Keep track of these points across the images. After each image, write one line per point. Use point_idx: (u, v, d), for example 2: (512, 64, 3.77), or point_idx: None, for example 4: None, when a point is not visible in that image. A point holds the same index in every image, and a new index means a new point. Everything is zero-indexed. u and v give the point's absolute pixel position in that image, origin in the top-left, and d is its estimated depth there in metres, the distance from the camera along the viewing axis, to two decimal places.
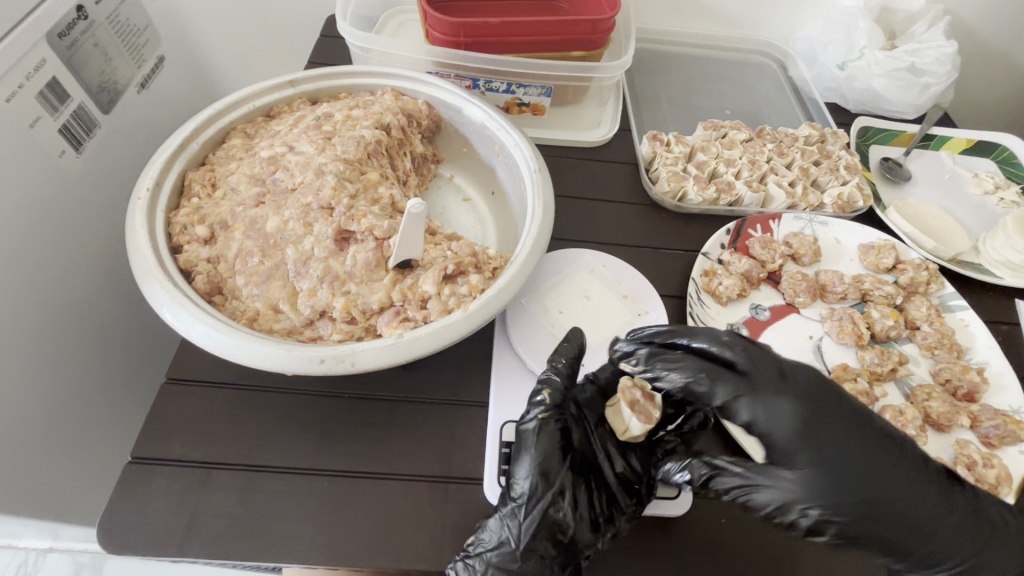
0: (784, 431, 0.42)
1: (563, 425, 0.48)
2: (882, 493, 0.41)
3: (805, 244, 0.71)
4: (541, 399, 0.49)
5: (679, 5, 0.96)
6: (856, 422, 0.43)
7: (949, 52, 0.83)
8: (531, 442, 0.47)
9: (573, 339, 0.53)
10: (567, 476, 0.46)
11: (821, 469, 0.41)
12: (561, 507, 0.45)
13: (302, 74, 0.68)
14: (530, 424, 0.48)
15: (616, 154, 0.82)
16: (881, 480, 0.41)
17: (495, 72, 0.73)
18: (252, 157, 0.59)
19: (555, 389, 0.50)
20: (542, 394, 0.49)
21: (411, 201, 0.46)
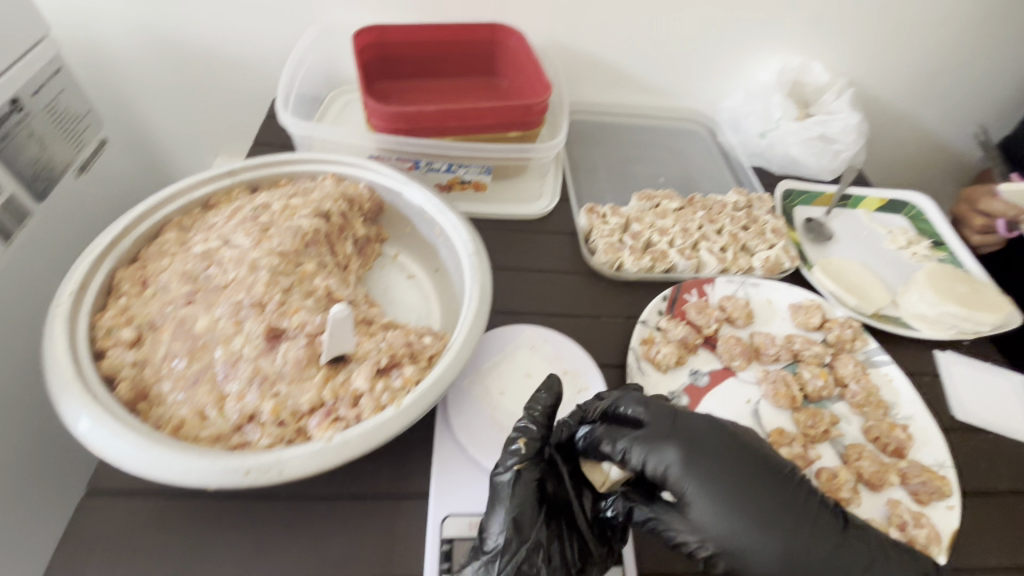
0: (676, 471, 0.48)
1: (537, 477, 0.50)
2: (781, 528, 0.46)
3: (738, 307, 0.74)
4: (516, 450, 0.51)
5: (612, 80, 1.02)
6: (746, 459, 0.48)
7: (853, 122, 0.92)
8: (506, 497, 0.48)
9: (550, 390, 0.55)
10: (542, 530, 0.48)
11: (709, 498, 0.46)
12: (536, 562, 0.46)
13: (241, 164, 0.69)
14: (506, 476, 0.49)
15: (557, 224, 0.85)
16: (777, 516, 0.46)
17: (435, 155, 0.76)
18: (186, 252, 0.59)
19: (530, 438, 0.52)
20: (518, 444, 0.51)
21: (336, 306, 0.50)
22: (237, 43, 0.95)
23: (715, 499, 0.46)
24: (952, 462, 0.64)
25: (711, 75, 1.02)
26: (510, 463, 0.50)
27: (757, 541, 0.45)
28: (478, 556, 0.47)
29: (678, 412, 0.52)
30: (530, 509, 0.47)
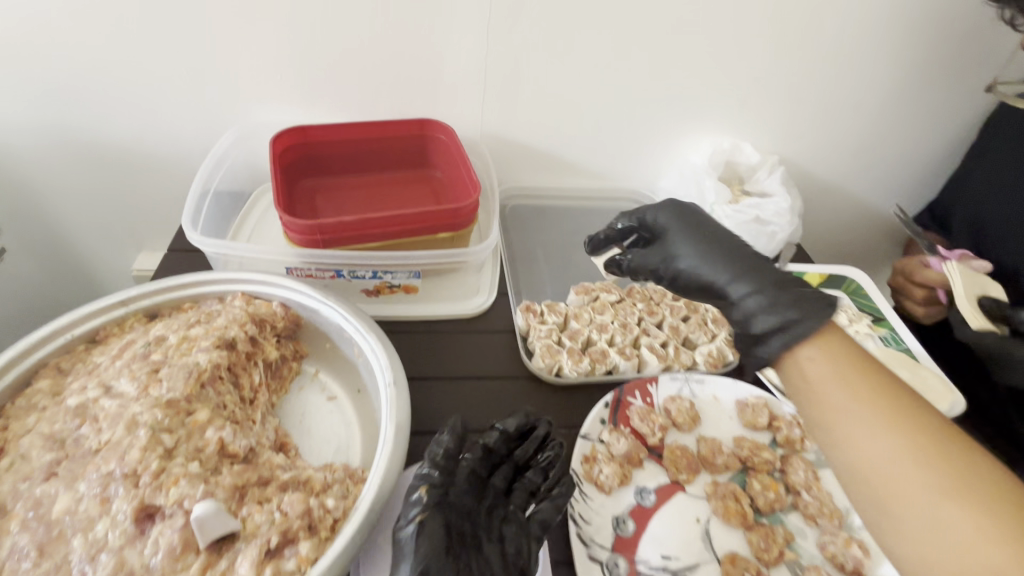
0: (658, 213, 0.66)
1: (440, 522, 0.48)
2: (733, 254, 0.60)
3: (682, 410, 0.71)
4: (417, 499, 0.50)
5: (549, 165, 1.02)
6: (724, 239, 0.63)
7: (786, 206, 0.93)
8: (411, 548, 0.47)
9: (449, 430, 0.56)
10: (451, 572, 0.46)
11: (670, 218, 0.65)
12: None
13: (136, 292, 0.63)
14: (409, 528, 0.48)
15: (495, 323, 0.82)
16: (708, 238, 0.62)
17: (359, 264, 0.72)
18: (57, 407, 0.52)
19: (431, 486, 0.51)
20: (419, 493, 0.51)
21: (201, 508, 0.44)
22: (155, 143, 0.91)
23: (686, 229, 0.63)
24: None
25: (646, 157, 1.03)
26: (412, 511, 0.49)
27: (683, 246, 0.63)
28: None
29: (681, 212, 0.65)
30: (433, 548, 0.47)
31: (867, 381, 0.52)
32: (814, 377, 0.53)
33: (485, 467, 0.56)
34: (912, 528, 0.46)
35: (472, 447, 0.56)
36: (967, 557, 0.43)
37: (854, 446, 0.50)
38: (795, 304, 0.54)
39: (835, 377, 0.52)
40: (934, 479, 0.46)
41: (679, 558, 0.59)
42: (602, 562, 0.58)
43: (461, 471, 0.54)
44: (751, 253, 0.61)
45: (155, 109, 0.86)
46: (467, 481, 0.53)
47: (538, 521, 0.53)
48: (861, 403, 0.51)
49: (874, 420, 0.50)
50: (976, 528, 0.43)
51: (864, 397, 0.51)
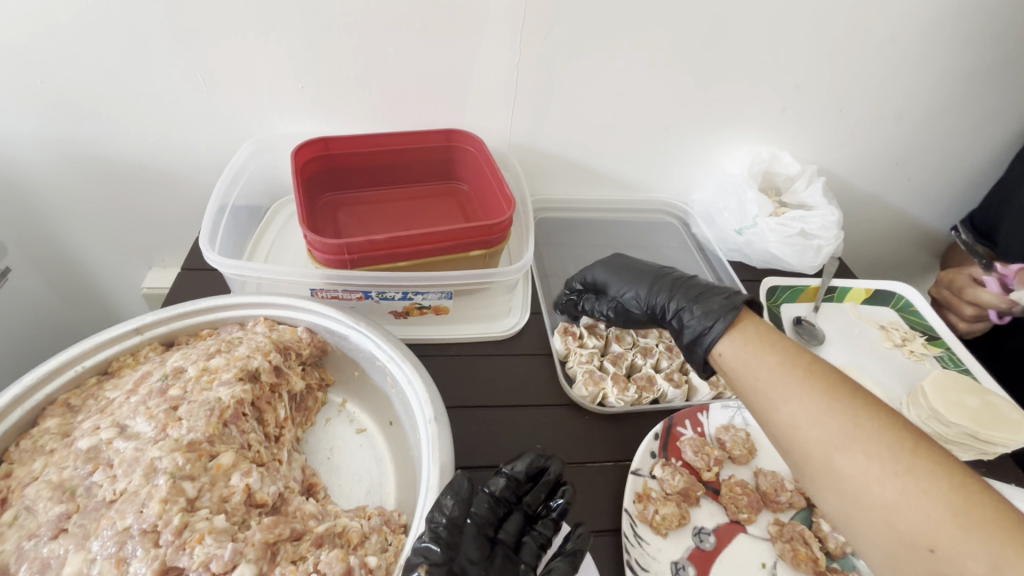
0: (594, 271, 0.74)
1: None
2: (657, 282, 0.67)
3: (738, 441, 0.66)
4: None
5: (579, 176, 0.97)
6: (647, 271, 0.70)
7: (833, 219, 0.87)
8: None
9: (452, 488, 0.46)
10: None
11: (607, 271, 0.72)
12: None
13: (151, 318, 0.58)
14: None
15: (530, 345, 0.77)
16: (645, 278, 0.69)
17: (388, 285, 0.68)
18: (67, 450, 0.47)
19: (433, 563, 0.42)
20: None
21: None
22: (168, 156, 0.86)
23: (616, 273, 0.71)
24: None
25: (679, 167, 0.99)
26: None
27: (622, 287, 0.70)
28: None
29: (613, 263, 0.73)
30: None
31: (773, 343, 0.54)
32: (740, 361, 0.55)
33: (493, 522, 0.48)
34: (850, 500, 0.44)
35: (479, 501, 0.48)
36: (890, 515, 0.42)
37: (835, 462, 0.45)
38: (716, 312, 0.59)
39: (755, 352, 0.54)
40: (866, 459, 0.44)
41: None
42: None
43: (467, 533, 0.46)
44: (702, 283, 0.65)
45: (168, 122, 0.82)
46: (476, 543, 0.46)
47: None
48: (779, 374, 0.51)
49: (791, 387, 0.50)
50: (912, 503, 0.41)
51: (784, 363, 0.52)
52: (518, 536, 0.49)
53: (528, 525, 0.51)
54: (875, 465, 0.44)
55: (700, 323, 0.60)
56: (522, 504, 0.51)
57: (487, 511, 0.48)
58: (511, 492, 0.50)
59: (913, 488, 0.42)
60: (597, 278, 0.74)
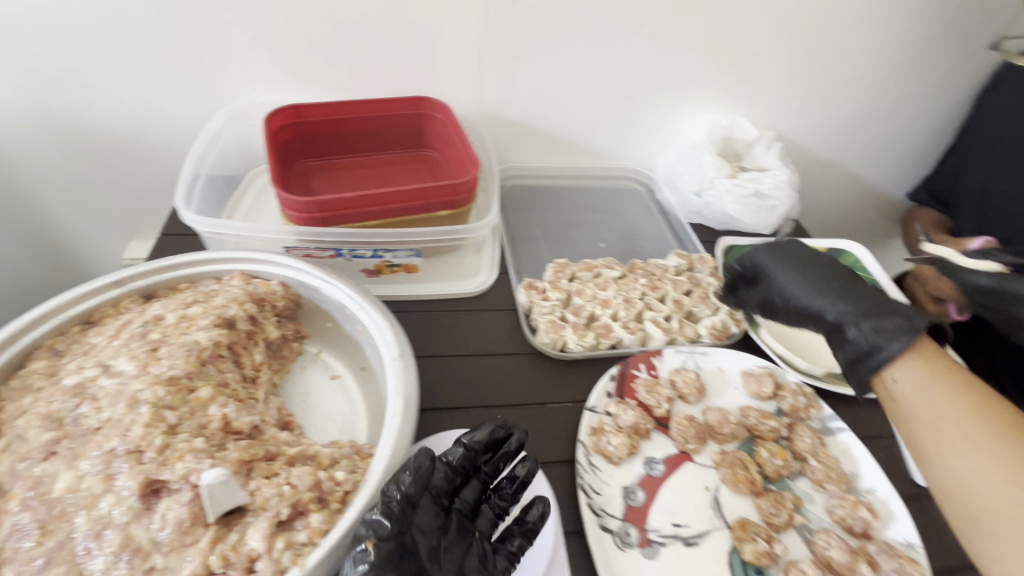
0: (755, 257, 0.72)
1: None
2: (843, 289, 0.64)
3: (688, 382, 0.71)
4: (363, 552, 0.41)
5: (546, 144, 1.01)
6: (822, 261, 0.69)
7: (784, 178, 0.93)
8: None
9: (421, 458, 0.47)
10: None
11: (768, 253, 0.71)
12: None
13: (130, 272, 0.61)
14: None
15: (497, 301, 0.81)
16: (812, 271, 0.67)
17: (358, 241, 0.71)
18: (55, 386, 0.51)
19: (380, 538, 0.42)
20: (368, 548, 0.41)
21: (210, 475, 0.42)
22: (143, 127, 0.89)
23: (788, 267, 0.68)
24: (920, 537, 0.61)
25: (643, 135, 1.03)
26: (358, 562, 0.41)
27: (785, 278, 0.68)
28: None
29: (777, 249, 0.71)
30: None
31: (949, 377, 0.55)
32: (911, 389, 0.55)
33: (449, 492, 0.50)
34: (967, 485, 0.50)
35: (437, 473, 0.49)
36: (984, 488, 0.49)
37: (945, 464, 0.52)
38: (892, 332, 0.57)
39: (926, 376, 0.55)
40: (982, 454, 0.50)
41: (690, 526, 0.59)
42: (614, 531, 0.57)
43: (423, 505, 0.47)
44: (868, 286, 0.64)
45: (142, 91, 0.84)
46: (431, 512, 0.47)
47: (503, 553, 0.50)
48: (946, 402, 0.53)
49: (958, 426, 0.52)
50: (1010, 498, 0.48)
51: (946, 386, 0.54)
52: (474, 504, 0.52)
53: (483, 492, 0.54)
54: (989, 467, 0.50)
55: (863, 343, 0.58)
56: (478, 472, 0.53)
57: (443, 481, 0.49)
58: (466, 464, 0.52)
59: (1020, 494, 0.48)
60: (754, 265, 0.73)
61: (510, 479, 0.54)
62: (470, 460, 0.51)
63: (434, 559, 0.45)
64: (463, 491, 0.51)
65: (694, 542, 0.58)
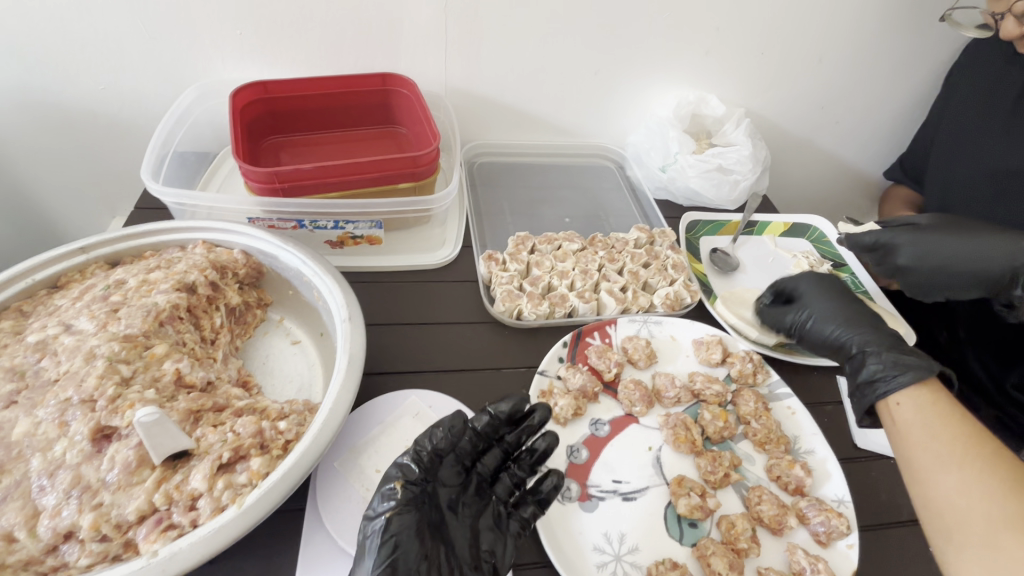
0: (801, 280, 0.74)
1: (415, 522, 0.46)
2: (868, 325, 0.66)
3: (639, 348, 0.73)
4: (392, 494, 0.47)
5: (516, 122, 1.02)
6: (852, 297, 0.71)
7: (747, 154, 0.94)
8: (377, 545, 0.44)
9: (450, 422, 0.51)
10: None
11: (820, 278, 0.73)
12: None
13: (95, 239, 0.64)
14: (377, 522, 0.45)
15: (459, 273, 0.83)
16: (847, 299, 0.70)
17: (319, 212, 0.74)
18: (19, 343, 0.54)
19: (407, 482, 0.48)
20: (395, 488, 0.47)
21: (143, 411, 0.44)
22: (118, 105, 0.91)
23: (825, 295, 0.70)
24: (853, 495, 0.63)
25: (611, 113, 1.04)
26: (382, 501, 0.47)
27: (821, 310, 0.69)
28: None
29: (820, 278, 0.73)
30: (394, 540, 0.45)
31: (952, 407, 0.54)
32: (916, 422, 0.54)
33: (472, 455, 0.53)
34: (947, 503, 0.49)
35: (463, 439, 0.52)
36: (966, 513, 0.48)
37: (935, 479, 0.51)
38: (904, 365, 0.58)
39: (930, 406, 0.55)
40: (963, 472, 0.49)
41: (629, 482, 0.62)
42: None
43: (447, 463, 0.51)
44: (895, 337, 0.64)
45: (114, 69, 0.86)
46: (453, 469, 0.52)
47: (517, 518, 0.52)
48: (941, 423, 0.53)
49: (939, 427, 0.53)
50: (985, 509, 0.47)
51: (946, 415, 0.54)
52: (495, 470, 0.55)
53: (506, 460, 0.56)
54: (976, 485, 0.48)
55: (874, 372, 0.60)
56: (501, 441, 0.55)
57: (466, 446, 0.52)
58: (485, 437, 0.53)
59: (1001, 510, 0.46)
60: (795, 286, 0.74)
61: (530, 451, 0.56)
62: (488, 434, 0.53)
63: (451, 511, 0.50)
64: (487, 457, 0.54)
65: (632, 497, 0.61)
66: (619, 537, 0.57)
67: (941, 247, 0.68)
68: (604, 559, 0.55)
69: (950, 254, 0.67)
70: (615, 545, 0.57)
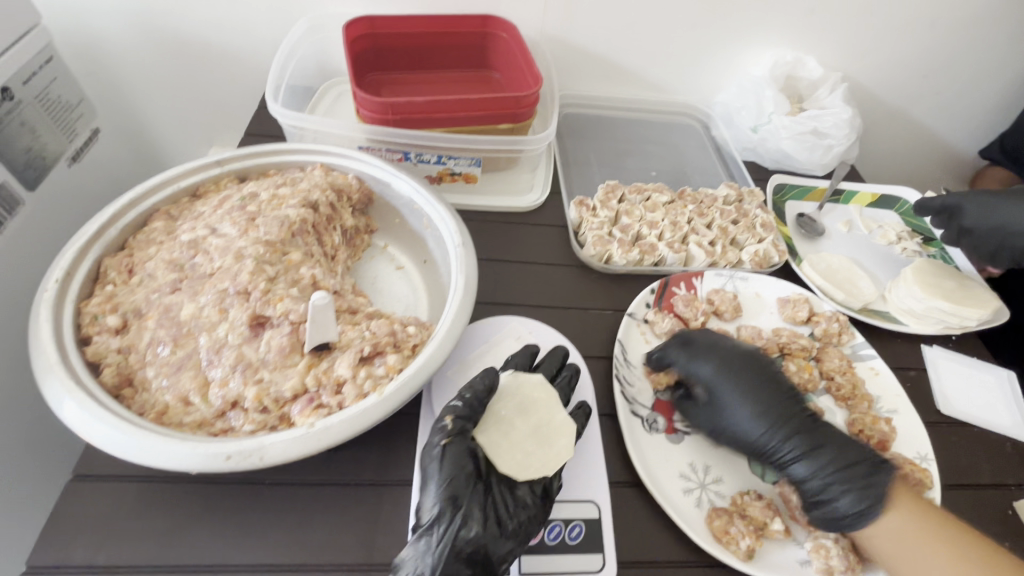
0: None
1: (468, 449, 0.50)
2: None
3: (726, 300, 0.75)
4: (443, 426, 0.51)
5: (606, 74, 1.02)
6: None
7: (846, 117, 0.92)
8: (437, 469, 0.48)
9: (491, 375, 0.54)
10: (477, 496, 0.48)
11: None
12: (471, 528, 0.46)
13: (230, 154, 0.69)
14: (435, 448, 0.50)
15: (548, 217, 0.85)
16: None
17: (426, 146, 0.77)
18: (173, 241, 0.59)
19: (457, 414, 0.51)
20: (445, 420, 0.51)
21: (315, 293, 0.48)
22: (229, 34, 0.94)
23: None
24: (934, 455, 0.65)
25: (703, 70, 1.02)
26: (436, 433, 0.51)
27: None
28: (421, 524, 0.47)
29: None
30: (451, 462, 0.49)
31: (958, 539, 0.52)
32: (886, 536, 0.53)
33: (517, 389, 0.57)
34: None
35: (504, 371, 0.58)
36: None
37: None
38: None
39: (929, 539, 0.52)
40: None
41: None
42: (644, 416, 0.63)
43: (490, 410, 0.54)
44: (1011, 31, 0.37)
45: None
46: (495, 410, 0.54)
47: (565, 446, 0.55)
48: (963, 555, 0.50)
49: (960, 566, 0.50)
50: None
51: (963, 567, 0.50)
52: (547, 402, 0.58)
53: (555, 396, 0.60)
54: None
55: None
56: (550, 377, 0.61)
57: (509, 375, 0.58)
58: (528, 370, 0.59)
59: None
60: None
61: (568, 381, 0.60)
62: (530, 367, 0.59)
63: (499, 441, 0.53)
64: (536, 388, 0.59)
65: None
66: (704, 468, 0.61)
67: (1008, 208, 0.79)
68: (690, 486, 0.59)
69: (1010, 216, 0.79)
70: (700, 475, 0.60)
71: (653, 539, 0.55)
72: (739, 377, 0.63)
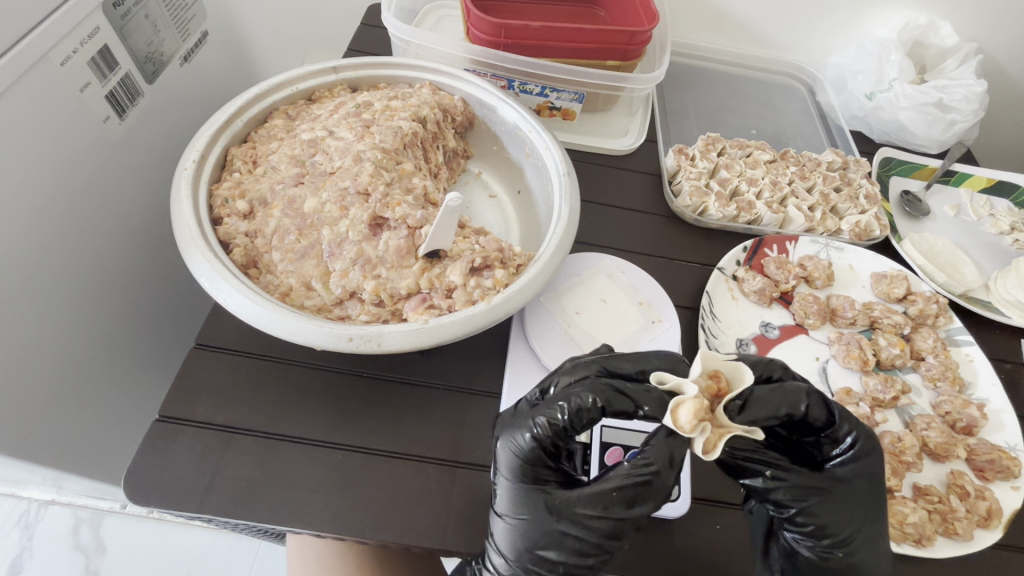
0: None
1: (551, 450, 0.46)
2: None
3: (820, 268, 0.72)
4: (536, 429, 0.46)
5: (714, 22, 0.96)
6: None
7: (977, 91, 0.86)
8: (511, 468, 0.47)
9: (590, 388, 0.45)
10: (555, 471, 0.47)
11: None
12: (552, 531, 0.45)
13: (345, 62, 0.69)
14: (520, 442, 0.47)
15: (640, 164, 0.84)
16: None
17: (532, 74, 0.76)
18: (293, 138, 0.61)
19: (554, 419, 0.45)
20: (540, 422, 0.46)
21: (449, 194, 0.49)
22: None
23: None
24: None
25: (823, 28, 0.95)
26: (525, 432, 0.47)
27: None
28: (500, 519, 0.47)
29: None
30: (530, 461, 0.46)
31: None
32: None
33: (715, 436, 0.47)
34: None
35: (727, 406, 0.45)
36: None
37: None
38: None
39: None
40: None
41: None
42: None
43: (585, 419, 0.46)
44: None
45: None
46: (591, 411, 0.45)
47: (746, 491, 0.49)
48: None
49: None
50: None
51: None
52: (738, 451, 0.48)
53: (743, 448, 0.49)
54: None
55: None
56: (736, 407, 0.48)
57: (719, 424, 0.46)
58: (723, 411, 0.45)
59: None
60: None
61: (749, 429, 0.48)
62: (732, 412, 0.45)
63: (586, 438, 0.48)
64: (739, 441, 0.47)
65: None
66: None
67: None
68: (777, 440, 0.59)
69: None
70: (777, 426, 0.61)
71: (727, 484, 0.56)
72: (857, 494, 0.48)
